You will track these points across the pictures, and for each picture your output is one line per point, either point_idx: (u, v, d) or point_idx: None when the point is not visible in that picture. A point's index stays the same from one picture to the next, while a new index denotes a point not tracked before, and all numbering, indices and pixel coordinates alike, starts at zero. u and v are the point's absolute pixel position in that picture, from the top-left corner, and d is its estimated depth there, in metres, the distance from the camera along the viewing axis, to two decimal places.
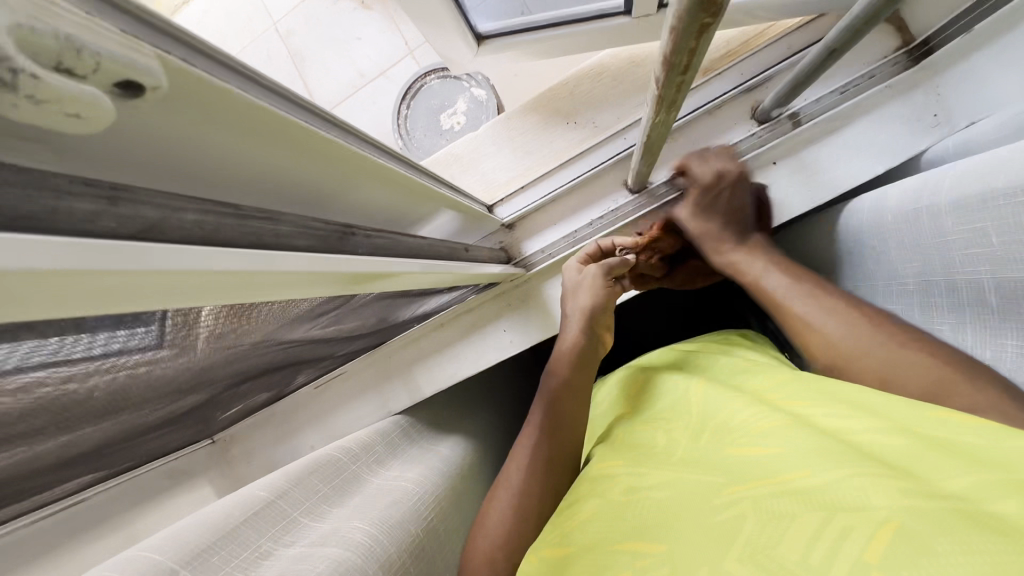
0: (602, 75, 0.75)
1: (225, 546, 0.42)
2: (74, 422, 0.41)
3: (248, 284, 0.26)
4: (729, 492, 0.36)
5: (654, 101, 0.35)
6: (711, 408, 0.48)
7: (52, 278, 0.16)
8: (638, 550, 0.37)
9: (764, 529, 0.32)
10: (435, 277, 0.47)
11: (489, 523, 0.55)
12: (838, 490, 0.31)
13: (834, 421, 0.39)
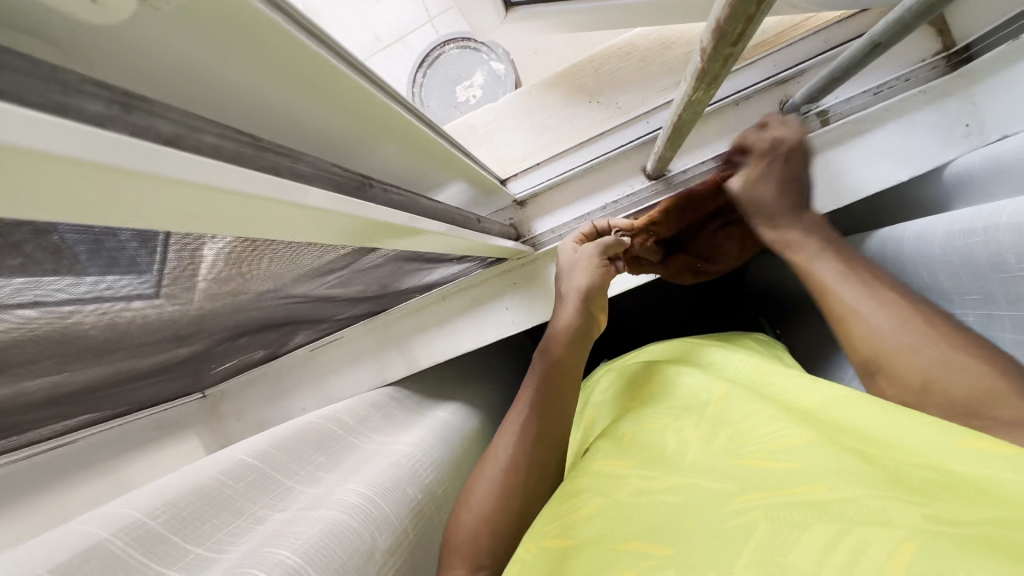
0: (630, 55, 0.72)
1: (215, 514, 0.41)
2: (65, 359, 0.40)
3: (268, 219, 0.25)
4: (737, 500, 0.36)
5: (693, 73, 0.33)
6: (724, 414, 0.47)
7: (60, 167, 0.14)
8: (643, 550, 0.36)
9: (775, 537, 0.32)
10: (450, 244, 0.46)
11: (476, 499, 0.53)
12: (858, 508, 0.30)
13: (854, 440, 0.38)
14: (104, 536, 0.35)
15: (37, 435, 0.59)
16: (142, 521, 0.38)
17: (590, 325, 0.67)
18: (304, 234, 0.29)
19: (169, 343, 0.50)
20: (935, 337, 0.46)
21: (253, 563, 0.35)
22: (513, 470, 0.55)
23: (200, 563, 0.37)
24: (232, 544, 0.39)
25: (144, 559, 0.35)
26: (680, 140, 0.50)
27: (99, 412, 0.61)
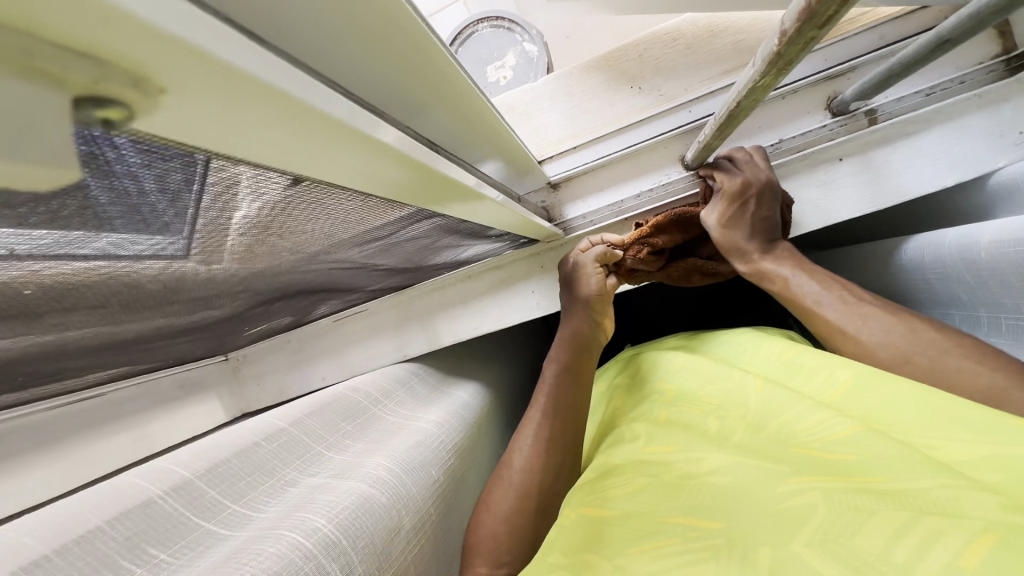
0: (676, 41, 0.71)
1: (251, 475, 0.44)
2: (111, 304, 0.41)
3: (344, 158, 0.26)
4: (791, 481, 0.37)
5: (765, 57, 0.33)
6: (769, 400, 0.47)
7: (207, 68, 0.15)
8: (691, 522, 0.37)
9: (838, 519, 0.32)
10: (500, 212, 0.47)
11: (494, 502, 0.55)
12: (932, 498, 0.31)
13: (918, 435, 0.39)
14: (150, 492, 0.40)
15: (70, 386, 0.60)
16: (183, 477, 0.42)
17: (597, 332, 0.71)
18: (359, 180, 0.30)
19: (206, 301, 0.51)
20: (926, 341, 0.50)
21: (287, 527, 0.38)
22: (530, 471, 0.56)
23: (235, 520, 0.40)
24: (266, 503, 0.42)
25: (185, 512, 0.39)
26: (733, 130, 0.49)
27: (129, 367, 0.62)
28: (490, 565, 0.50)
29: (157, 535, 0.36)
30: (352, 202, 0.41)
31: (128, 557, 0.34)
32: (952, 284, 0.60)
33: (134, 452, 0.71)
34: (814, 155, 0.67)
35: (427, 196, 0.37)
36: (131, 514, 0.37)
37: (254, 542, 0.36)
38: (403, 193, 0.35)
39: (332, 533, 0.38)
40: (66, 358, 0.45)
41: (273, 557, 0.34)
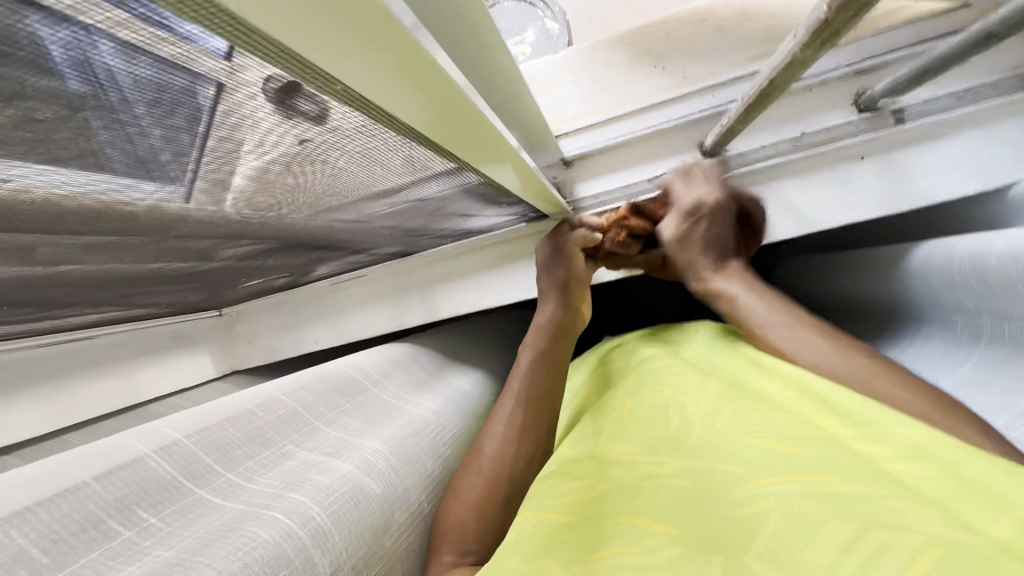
0: (706, 22, 0.68)
1: (247, 443, 0.44)
2: (102, 235, 0.40)
3: (377, 57, 0.24)
4: (745, 486, 0.34)
5: (810, 26, 0.31)
6: (727, 393, 0.45)
7: None
8: (647, 524, 0.35)
9: (788, 528, 0.30)
10: (516, 169, 0.46)
11: (465, 489, 0.52)
12: (872, 505, 0.29)
13: (860, 431, 0.37)
14: (145, 453, 0.39)
15: (58, 327, 0.59)
16: (180, 442, 0.41)
17: (574, 320, 0.68)
18: (381, 93, 0.27)
19: (201, 245, 0.50)
20: (857, 361, 0.47)
21: (278, 511, 0.37)
22: (500, 462, 0.54)
23: (228, 489, 0.39)
24: (261, 474, 0.41)
25: (177, 478, 0.38)
26: (759, 111, 0.46)
27: (119, 310, 0.61)
28: (456, 553, 0.47)
29: (147, 498, 0.36)
30: (365, 143, 0.39)
31: (116, 518, 0.34)
32: (940, 300, 0.60)
33: (120, 399, 0.69)
34: (835, 151, 0.65)
35: (446, 131, 0.34)
36: (121, 471, 0.36)
37: (245, 523, 0.35)
38: (434, 124, 0.33)
39: (325, 524, 0.38)
40: (57, 275, 0.44)
41: (266, 545, 0.34)
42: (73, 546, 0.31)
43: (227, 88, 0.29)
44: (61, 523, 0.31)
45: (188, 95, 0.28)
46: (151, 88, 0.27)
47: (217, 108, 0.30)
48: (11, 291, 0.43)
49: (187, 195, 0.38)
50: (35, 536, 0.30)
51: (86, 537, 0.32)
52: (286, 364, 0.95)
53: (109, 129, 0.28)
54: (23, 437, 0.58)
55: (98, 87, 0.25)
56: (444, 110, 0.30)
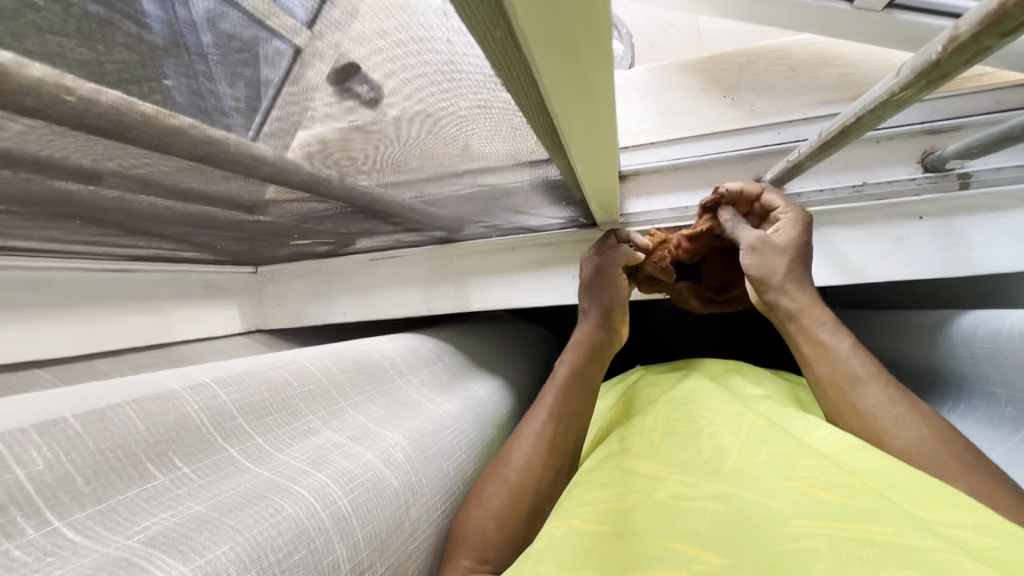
0: (782, 61, 0.70)
1: (279, 410, 0.44)
2: (178, 168, 0.42)
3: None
4: (793, 526, 0.33)
5: (915, 66, 0.31)
6: (770, 436, 0.45)
7: None
8: (695, 556, 0.34)
9: (843, 570, 0.29)
10: (604, 163, 0.46)
11: (488, 497, 0.52)
12: (934, 561, 0.28)
13: (921, 497, 0.36)
14: (180, 394, 0.38)
15: (110, 253, 0.61)
16: (219, 393, 0.41)
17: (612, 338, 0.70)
18: (540, 50, 0.26)
19: (263, 193, 0.51)
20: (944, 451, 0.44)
21: (303, 487, 0.37)
22: (530, 476, 0.55)
23: (257, 453, 0.39)
24: (287, 444, 0.41)
25: (211, 432, 0.38)
26: (834, 148, 0.47)
27: (170, 246, 0.62)
28: (473, 559, 0.47)
29: (183, 447, 0.36)
30: (446, 114, 0.40)
31: (153, 461, 0.34)
32: (983, 364, 0.59)
33: (151, 335, 0.71)
34: (892, 207, 0.65)
35: (573, 106, 0.33)
36: (161, 408, 0.36)
37: (271, 493, 0.35)
38: (569, 97, 0.32)
39: (345, 509, 0.37)
40: (127, 197, 0.46)
41: (290, 521, 0.33)
42: (111, 478, 0.32)
43: (303, 49, 0.30)
44: (104, 453, 0.32)
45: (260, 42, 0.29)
46: (226, 40, 0.28)
47: (289, 69, 0.32)
48: (83, 204, 0.45)
49: (261, 133, 0.38)
50: (81, 463, 0.31)
51: (125, 475, 0.32)
52: (309, 331, 0.96)
53: (175, 70, 0.30)
54: (57, 354, 0.59)
55: (176, 34, 0.27)
56: (582, 74, 0.29)
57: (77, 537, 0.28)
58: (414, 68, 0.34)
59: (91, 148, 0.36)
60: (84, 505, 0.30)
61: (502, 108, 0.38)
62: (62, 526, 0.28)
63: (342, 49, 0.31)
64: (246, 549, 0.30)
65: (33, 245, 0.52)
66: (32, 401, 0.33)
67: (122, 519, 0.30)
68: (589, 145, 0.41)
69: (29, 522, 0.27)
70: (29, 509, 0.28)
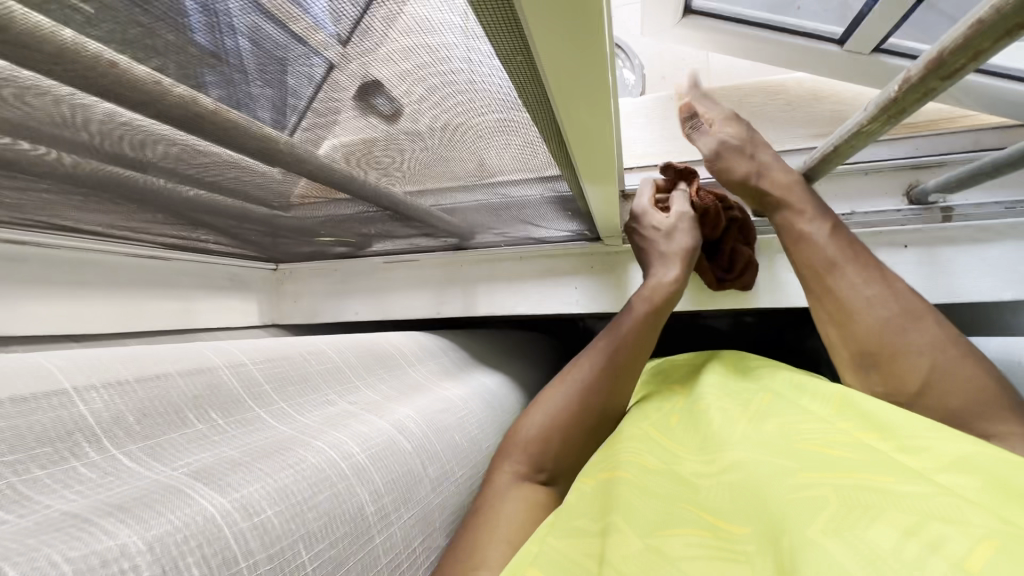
0: (779, 95, 0.75)
1: (298, 383, 0.48)
2: (225, 162, 0.47)
3: (588, 68, 0.32)
4: (800, 477, 0.36)
5: (879, 102, 0.35)
6: (779, 406, 0.47)
7: None
8: (715, 526, 0.37)
9: (846, 514, 0.31)
10: (607, 181, 0.51)
11: (547, 407, 0.56)
12: (929, 502, 0.30)
13: (919, 439, 0.38)
14: (216, 365, 0.43)
15: (148, 240, 0.66)
16: (247, 364, 0.45)
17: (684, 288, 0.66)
18: (565, 107, 0.36)
19: (296, 189, 0.56)
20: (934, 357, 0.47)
21: (324, 443, 0.39)
22: (584, 394, 0.57)
23: (281, 414, 0.43)
24: (308, 411, 0.45)
25: (244, 393, 0.42)
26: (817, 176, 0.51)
27: (205, 235, 0.67)
28: (530, 469, 0.52)
29: (219, 401, 0.40)
30: (468, 126, 0.45)
31: (193, 412, 0.38)
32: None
33: (177, 321, 0.75)
34: (883, 235, 0.68)
35: (588, 147, 0.42)
36: (198, 373, 0.41)
37: (297, 447, 0.38)
38: (586, 138, 0.41)
39: (363, 461, 0.40)
40: (174, 186, 0.51)
41: (313, 468, 0.36)
42: (156, 419, 0.36)
43: (336, 64, 0.35)
44: (151, 399, 0.36)
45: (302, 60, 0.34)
46: (263, 49, 0.32)
47: (323, 76, 0.36)
48: (136, 189, 0.50)
49: (296, 130, 0.42)
50: (132, 405, 0.35)
51: (170, 420, 0.36)
52: (322, 329, 1.01)
53: (215, 77, 0.34)
54: (93, 330, 0.64)
55: (219, 46, 0.31)
56: (599, 121, 0.38)
57: (130, 464, 0.32)
58: (448, 88, 0.39)
59: (156, 141, 0.41)
60: (135, 439, 0.34)
61: (517, 122, 0.43)
62: (118, 454, 0.33)
63: (365, 70, 0.36)
64: (275, 488, 0.33)
65: (84, 226, 0.57)
66: (88, 357, 0.38)
67: (169, 453, 0.34)
68: (594, 160, 0.45)
69: (91, 446, 0.32)
70: (91, 436, 0.32)
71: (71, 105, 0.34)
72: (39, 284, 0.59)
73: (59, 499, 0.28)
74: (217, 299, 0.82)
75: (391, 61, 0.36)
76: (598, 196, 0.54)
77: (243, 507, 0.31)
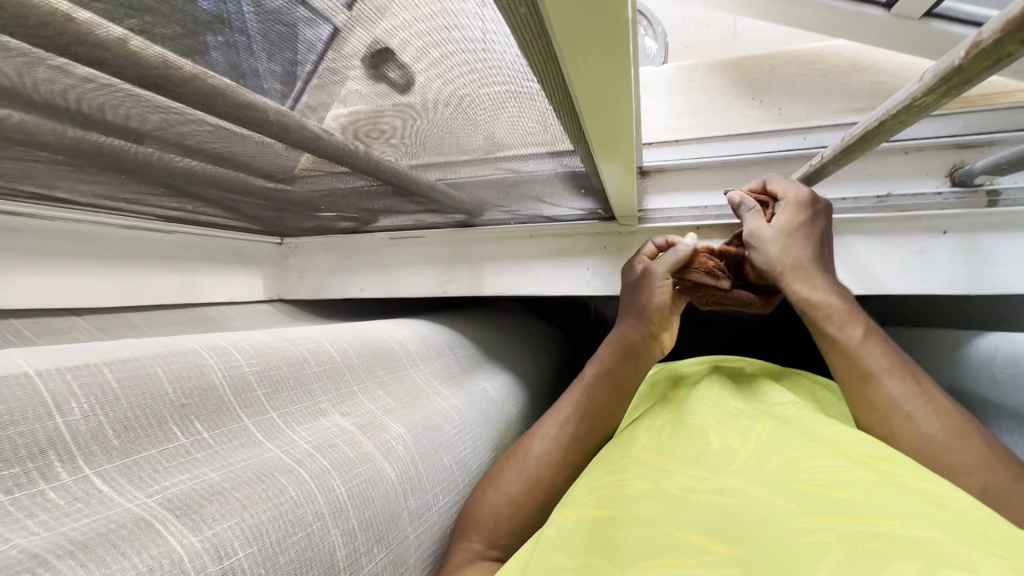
0: (814, 65, 0.70)
1: (293, 387, 0.46)
2: (218, 132, 0.44)
3: (604, 26, 0.27)
4: (803, 521, 0.35)
5: (939, 70, 0.31)
6: (776, 437, 0.46)
7: None
8: (704, 546, 0.35)
9: (853, 564, 0.30)
10: (625, 159, 0.47)
11: (504, 483, 0.54)
12: (941, 552, 0.30)
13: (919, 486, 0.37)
14: (207, 362, 0.41)
15: (145, 212, 0.64)
16: (242, 363, 0.43)
17: (652, 345, 0.65)
18: (577, 72, 0.31)
19: (294, 161, 0.53)
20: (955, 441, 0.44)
21: (306, 472, 0.39)
22: (541, 465, 0.55)
23: (270, 428, 0.42)
24: (299, 424, 0.44)
25: (234, 401, 0.41)
26: (856, 154, 0.47)
27: (202, 209, 0.65)
28: (484, 543, 0.50)
29: (205, 412, 0.39)
30: (473, 97, 0.41)
31: (177, 423, 0.37)
32: (1004, 387, 0.58)
33: (180, 293, 0.74)
34: (919, 219, 0.64)
35: (599, 115, 0.38)
36: (184, 366, 0.39)
37: (278, 473, 0.38)
38: (598, 105, 0.36)
39: (343, 497, 0.40)
40: (167, 156, 0.49)
41: (290, 504, 0.36)
42: (138, 433, 0.35)
43: (340, 32, 0.33)
44: (134, 409, 0.35)
45: (304, 26, 0.31)
46: (268, 13, 0.29)
47: (325, 50, 0.34)
48: (127, 159, 0.48)
49: (297, 104, 0.41)
50: (114, 417, 0.34)
51: (151, 432, 0.35)
52: (329, 305, 0.99)
53: (219, 45, 0.32)
54: (94, 303, 0.63)
55: (223, 14, 0.29)
56: (616, 89, 0.34)
57: (104, 487, 0.31)
58: (449, 53, 0.35)
59: (138, 107, 0.38)
60: (113, 458, 0.33)
61: (520, 82, 0.38)
62: (91, 475, 0.32)
63: (364, 33, 0.33)
64: (248, 525, 0.33)
65: (77, 197, 0.56)
66: (72, 353, 0.36)
67: (143, 475, 0.33)
68: (610, 126, 0.40)
69: (63, 466, 0.31)
70: (64, 454, 0.31)
71: (39, 65, 0.31)
72: (33, 255, 0.57)
73: (20, 532, 0.27)
74: (221, 273, 0.81)
75: (391, 26, 0.32)
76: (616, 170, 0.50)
77: (214, 547, 0.30)
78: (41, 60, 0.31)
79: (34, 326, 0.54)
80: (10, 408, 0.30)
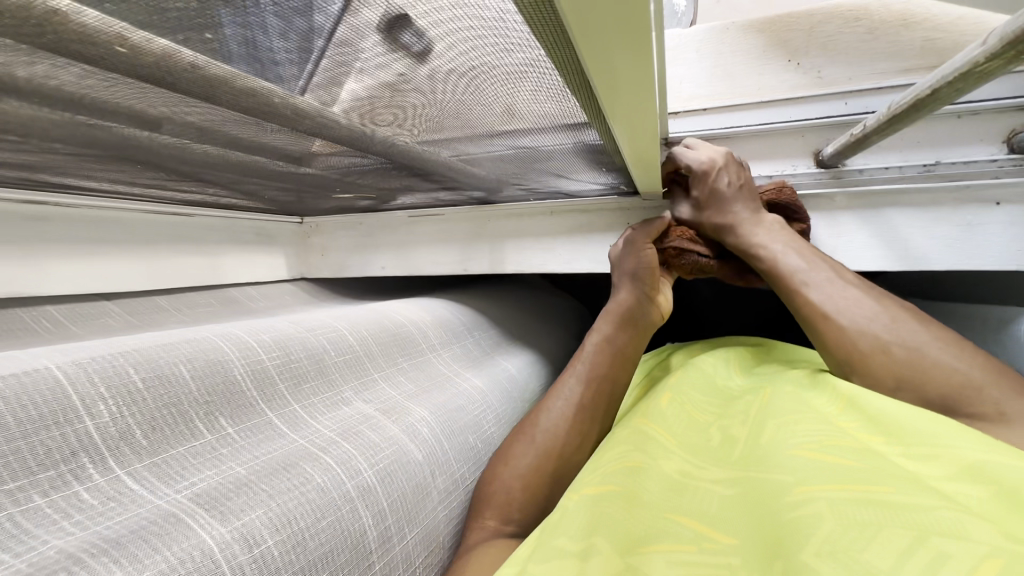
0: (858, 22, 0.64)
1: (316, 378, 0.47)
2: (228, 120, 0.44)
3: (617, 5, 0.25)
4: (797, 493, 0.35)
5: (1007, 34, 0.28)
6: (774, 416, 0.47)
7: None
8: (704, 533, 0.36)
9: (846, 533, 0.31)
10: (649, 134, 0.44)
11: (515, 457, 0.54)
12: (930, 518, 0.30)
13: (914, 455, 0.37)
14: (229, 356, 0.42)
15: (166, 197, 0.65)
16: (263, 357, 0.44)
17: (649, 308, 0.66)
18: (588, 53, 0.29)
19: (307, 144, 0.52)
20: (910, 339, 0.48)
21: (332, 459, 0.40)
22: (549, 438, 0.56)
23: (293, 419, 0.43)
24: (322, 414, 0.45)
25: (256, 394, 0.42)
26: (904, 122, 0.43)
27: (219, 193, 0.66)
28: (499, 521, 0.49)
29: (230, 407, 0.40)
30: (481, 74, 0.39)
31: (202, 420, 0.38)
32: None
33: (206, 276, 0.75)
34: (968, 189, 0.59)
35: (616, 95, 0.35)
36: (207, 365, 0.41)
37: (302, 462, 0.39)
38: (614, 85, 0.34)
39: (370, 480, 0.41)
40: (182, 143, 0.48)
41: (317, 491, 0.37)
42: (166, 433, 0.36)
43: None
44: (161, 408, 0.37)
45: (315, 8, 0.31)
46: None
47: (335, 29, 0.33)
48: (142, 148, 0.47)
49: (306, 88, 0.40)
50: (141, 418, 0.35)
51: (178, 430, 0.37)
52: (352, 284, 1.00)
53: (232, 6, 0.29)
54: (124, 288, 0.65)
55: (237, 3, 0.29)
56: (633, 69, 0.31)
57: (135, 486, 0.33)
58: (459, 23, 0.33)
59: (141, 96, 0.38)
60: (142, 457, 0.34)
61: (522, 40, 0.33)
62: (123, 475, 0.33)
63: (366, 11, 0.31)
64: (276, 515, 0.34)
65: (100, 185, 0.56)
66: (100, 352, 0.38)
67: (175, 473, 0.35)
68: (624, 81, 0.33)
69: (95, 468, 0.32)
70: (95, 456, 0.33)
71: (40, 61, 0.31)
72: (63, 242, 0.59)
73: (57, 534, 0.28)
74: (245, 256, 0.82)
75: None
76: (622, 137, 0.45)
77: (243, 537, 0.31)
78: (38, 59, 0.30)
79: (67, 312, 0.56)
80: (40, 409, 0.31)
